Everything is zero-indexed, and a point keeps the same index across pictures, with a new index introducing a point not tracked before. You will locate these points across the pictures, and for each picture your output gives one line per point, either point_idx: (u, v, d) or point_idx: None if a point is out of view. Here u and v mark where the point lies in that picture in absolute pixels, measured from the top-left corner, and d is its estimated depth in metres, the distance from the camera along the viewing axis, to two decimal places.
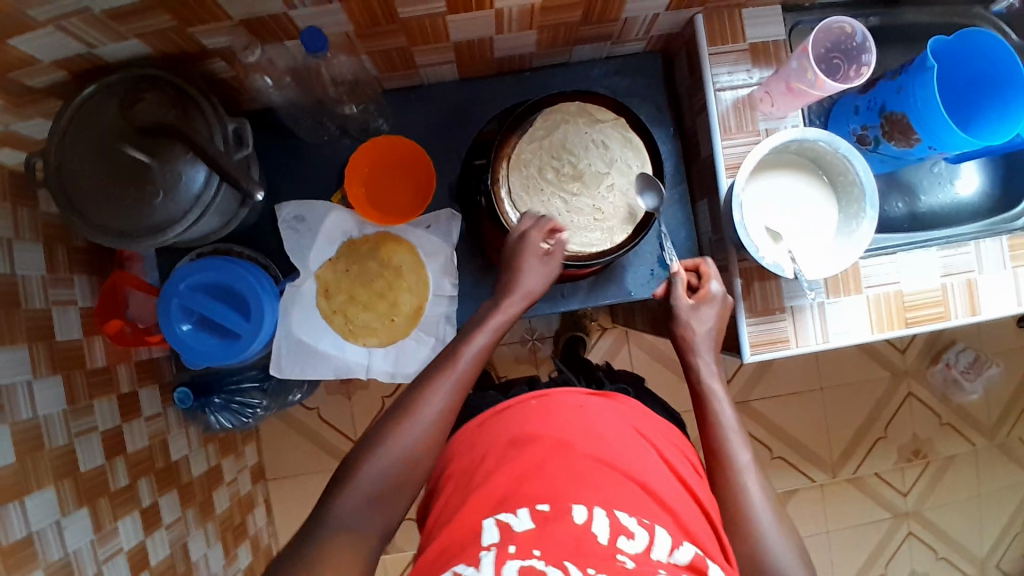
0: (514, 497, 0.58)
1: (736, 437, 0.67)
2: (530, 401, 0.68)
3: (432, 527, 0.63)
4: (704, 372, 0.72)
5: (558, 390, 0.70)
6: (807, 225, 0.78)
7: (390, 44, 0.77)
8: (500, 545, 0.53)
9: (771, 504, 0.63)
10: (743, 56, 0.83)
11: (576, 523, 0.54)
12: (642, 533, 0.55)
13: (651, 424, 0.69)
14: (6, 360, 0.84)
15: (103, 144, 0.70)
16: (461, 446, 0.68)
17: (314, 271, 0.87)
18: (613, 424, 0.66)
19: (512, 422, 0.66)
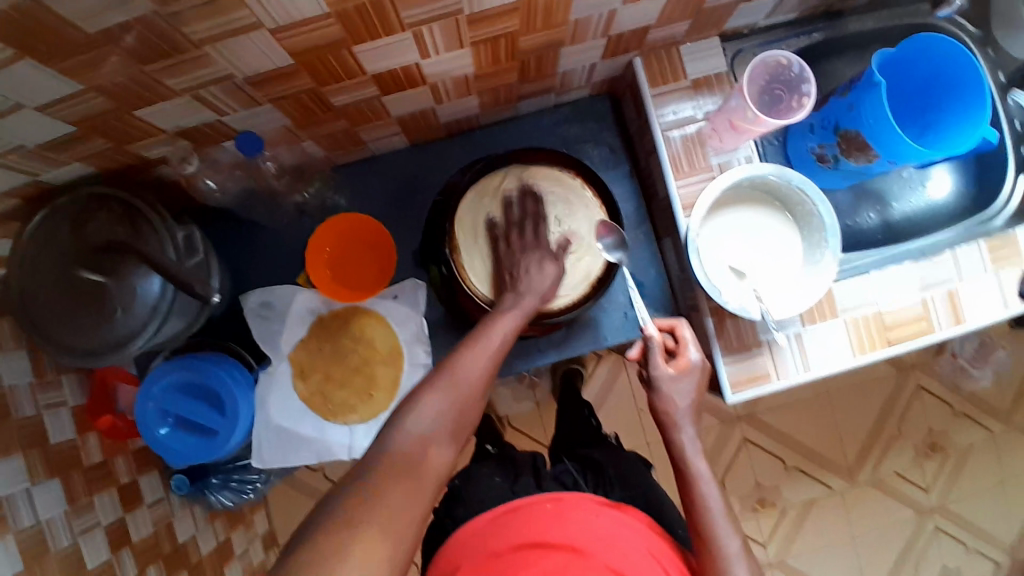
0: None
1: (724, 525, 0.71)
2: (546, 505, 0.75)
3: None
4: (690, 453, 0.74)
5: (571, 496, 0.77)
6: (770, 259, 0.77)
7: (331, 129, 0.77)
8: None
9: None
10: (688, 92, 0.81)
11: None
12: None
13: (646, 535, 0.75)
14: (2, 471, 0.84)
15: (58, 267, 0.70)
16: (465, 545, 0.75)
17: (286, 353, 0.88)
18: (623, 538, 0.73)
19: (527, 525, 0.73)
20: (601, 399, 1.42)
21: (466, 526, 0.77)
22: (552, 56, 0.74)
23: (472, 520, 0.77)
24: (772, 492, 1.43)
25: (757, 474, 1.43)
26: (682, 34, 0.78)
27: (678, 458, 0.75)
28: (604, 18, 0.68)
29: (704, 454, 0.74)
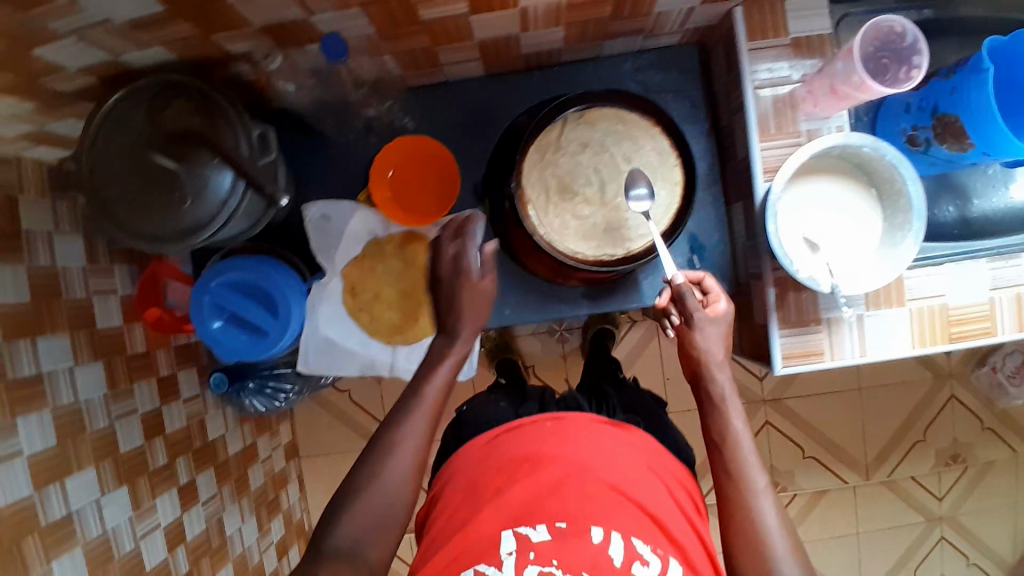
0: (534, 513, 0.71)
1: (754, 468, 0.67)
2: (547, 423, 0.82)
3: (444, 530, 0.77)
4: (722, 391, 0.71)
5: (575, 418, 0.83)
6: (849, 235, 0.75)
7: (415, 44, 0.75)
8: (520, 552, 0.68)
9: (785, 533, 0.63)
10: (785, 51, 0.78)
11: (594, 542, 0.68)
12: (655, 561, 0.68)
13: (649, 454, 0.81)
14: (45, 351, 0.93)
15: (134, 151, 0.70)
16: (473, 457, 0.83)
17: (340, 268, 0.89)
18: (627, 455, 0.79)
19: (531, 441, 0.80)
20: (630, 363, 1.43)
21: (474, 442, 0.86)
22: None
23: (485, 434, 0.85)
24: (784, 476, 1.44)
25: (773, 457, 1.43)
26: None
27: (707, 393, 0.71)
28: None
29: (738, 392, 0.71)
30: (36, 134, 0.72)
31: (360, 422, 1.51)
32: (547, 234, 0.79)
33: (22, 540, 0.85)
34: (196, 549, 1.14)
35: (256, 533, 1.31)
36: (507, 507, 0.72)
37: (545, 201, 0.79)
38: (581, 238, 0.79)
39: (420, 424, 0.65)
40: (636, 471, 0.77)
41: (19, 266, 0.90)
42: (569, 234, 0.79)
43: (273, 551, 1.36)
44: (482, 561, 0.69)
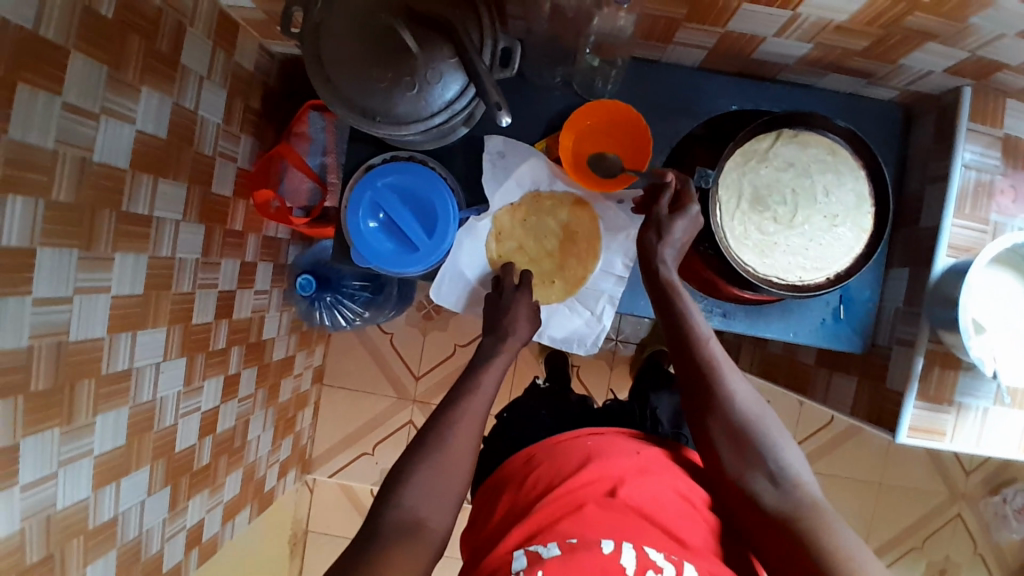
0: (550, 528, 0.65)
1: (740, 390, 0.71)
2: (586, 440, 0.79)
3: (487, 543, 0.73)
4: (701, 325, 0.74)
5: (613, 434, 0.81)
6: (1015, 329, 0.75)
7: (667, 12, 0.72)
8: (527, 571, 0.60)
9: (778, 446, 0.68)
10: (996, 143, 0.79)
11: (603, 552, 0.61)
12: (670, 568, 0.61)
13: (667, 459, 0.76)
14: (165, 194, 0.86)
15: (376, 20, 0.66)
16: (516, 471, 0.79)
17: (495, 208, 0.86)
18: (659, 470, 0.73)
19: (570, 454, 0.76)
20: None
21: (521, 456, 0.81)
22: (911, 45, 0.71)
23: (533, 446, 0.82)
24: None
25: None
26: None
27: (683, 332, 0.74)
28: (991, 36, 0.67)
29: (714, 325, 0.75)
30: None
31: (396, 368, 1.47)
32: (726, 238, 0.78)
33: (79, 382, 0.77)
34: (220, 443, 1.09)
35: (269, 445, 1.27)
36: (533, 523, 0.66)
37: (734, 207, 0.78)
38: (756, 252, 0.78)
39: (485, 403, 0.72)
40: (671, 494, 0.70)
41: (166, 98, 0.84)
42: (748, 244, 0.78)
43: (274, 469, 1.31)
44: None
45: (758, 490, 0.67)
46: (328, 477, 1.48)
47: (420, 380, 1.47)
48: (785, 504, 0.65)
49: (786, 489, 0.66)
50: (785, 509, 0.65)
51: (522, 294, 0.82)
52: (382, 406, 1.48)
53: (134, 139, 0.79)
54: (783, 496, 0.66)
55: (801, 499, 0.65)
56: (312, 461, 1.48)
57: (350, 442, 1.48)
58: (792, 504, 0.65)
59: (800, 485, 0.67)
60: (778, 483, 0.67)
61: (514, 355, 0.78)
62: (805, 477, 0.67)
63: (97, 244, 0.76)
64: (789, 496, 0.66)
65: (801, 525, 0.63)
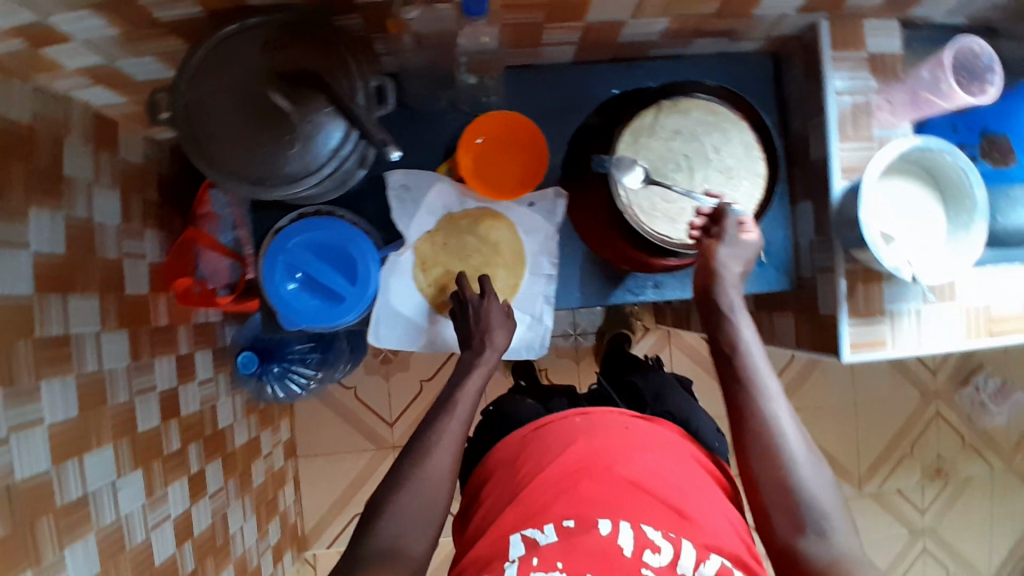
0: (547, 511, 0.70)
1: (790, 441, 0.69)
2: (576, 420, 0.82)
3: (479, 524, 0.77)
4: (759, 369, 0.73)
5: (602, 411, 0.84)
6: (920, 231, 0.79)
7: (524, 18, 0.74)
8: (526, 556, 0.67)
9: (832, 504, 0.67)
10: (863, 65, 0.83)
11: (601, 534, 0.67)
12: (667, 547, 0.66)
13: (694, 471, 0.78)
14: (78, 308, 0.83)
15: (244, 88, 0.67)
16: (508, 457, 0.82)
17: (413, 240, 0.87)
18: (651, 444, 0.78)
19: (561, 436, 0.79)
20: None
21: (509, 442, 0.84)
22: None
23: (521, 432, 0.83)
24: None
25: None
26: (874, 8, 0.80)
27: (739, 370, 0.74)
28: None
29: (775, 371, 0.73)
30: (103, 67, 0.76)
31: (366, 419, 1.45)
32: (636, 214, 0.81)
33: (37, 521, 0.74)
34: (202, 545, 1.05)
35: (256, 533, 1.22)
36: (530, 505, 0.72)
37: (636, 183, 0.81)
38: (666, 221, 0.82)
39: (448, 431, 0.72)
40: (662, 467, 0.75)
41: (57, 213, 0.81)
42: (657, 216, 0.82)
43: (268, 555, 1.26)
44: (491, 568, 0.69)
45: (803, 545, 0.66)
46: (327, 549, 1.44)
47: (394, 426, 1.45)
48: (829, 556, 0.64)
49: (831, 541, 0.65)
50: (823, 562, 0.64)
51: (490, 302, 0.82)
52: (362, 462, 1.45)
53: (33, 263, 0.76)
54: (828, 549, 0.65)
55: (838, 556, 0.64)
56: (306, 538, 1.43)
57: (340, 506, 1.44)
58: (832, 555, 0.64)
59: (843, 539, 0.66)
60: (822, 538, 0.65)
61: (491, 370, 0.79)
62: (846, 532, 0.66)
63: (19, 378, 0.73)
64: (833, 551, 0.65)
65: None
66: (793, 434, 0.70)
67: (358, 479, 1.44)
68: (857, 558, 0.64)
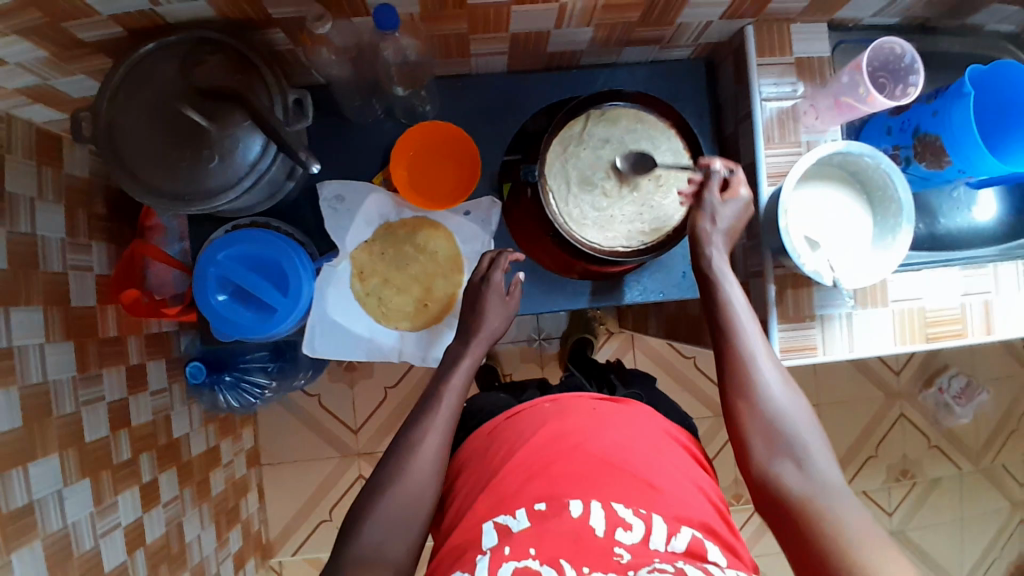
0: (518, 494, 0.69)
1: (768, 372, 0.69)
2: (545, 405, 0.81)
3: (451, 522, 0.75)
4: (743, 318, 0.72)
5: (570, 396, 0.83)
6: (846, 236, 0.80)
7: (450, 29, 0.75)
8: (497, 547, 0.65)
9: (809, 431, 0.67)
10: (790, 69, 0.84)
11: (573, 516, 0.66)
12: (638, 524, 0.65)
13: (676, 454, 0.77)
14: (20, 321, 0.84)
15: (163, 106, 0.68)
16: (481, 449, 0.80)
17: (349, 250, 0.88)
18: (620, 424, 0.77)
19: (529, 424, 0.79)
20: None
21: (479, 435, 0.83)
22: (678, 4, 0.76)
23: (472, 437, 0.83)
24: None
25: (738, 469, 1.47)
26: (797, 11, 0.81)
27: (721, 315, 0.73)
28: None
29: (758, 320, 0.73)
30: (39, 87, 0.76)
31: (331, 426, 1.46)
32: (566, 223, 0.81)
33: None
34: (155, 554, 1.05)
35: (215, 542, 1.23)
36: (502, 492, 0.70)
37: (565, 192, 0.82)
38: (597, 229, 0.82)
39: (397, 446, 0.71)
40: (633, 445, 0.74)
41: None
42: (587, 224, 0.82)
43: (229, 563, 1.27)
44: (463, 561, 0.66)
45: (779, 474, 0.65)
46: (292, 557, 1.45)
47: (359, 433, 1.46)
48: (805, 489, 0.64)
49: (812, 473, 0.65)
50: (799, 493, 0.64)
51: (488, 287, 0.82)
52: (328, 469, 1.46)
53: None
54: (807, 481, 0.64)
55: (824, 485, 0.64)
56: (270, 546, 1.45)
57: (304, 515, 1.45)
58: (811, 489, 0.64)
59: (824, 468, 0.65)
60: (803, 470, 0.65)
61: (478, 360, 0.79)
62: (829, 461, 0.66)
63: None
64: (813, 483, 0.64)
65: (811, 510, 0.62)
66: (774, 372, 0.70)
67: (323, 486, 1.45)
68: (838, 488, 0.63)
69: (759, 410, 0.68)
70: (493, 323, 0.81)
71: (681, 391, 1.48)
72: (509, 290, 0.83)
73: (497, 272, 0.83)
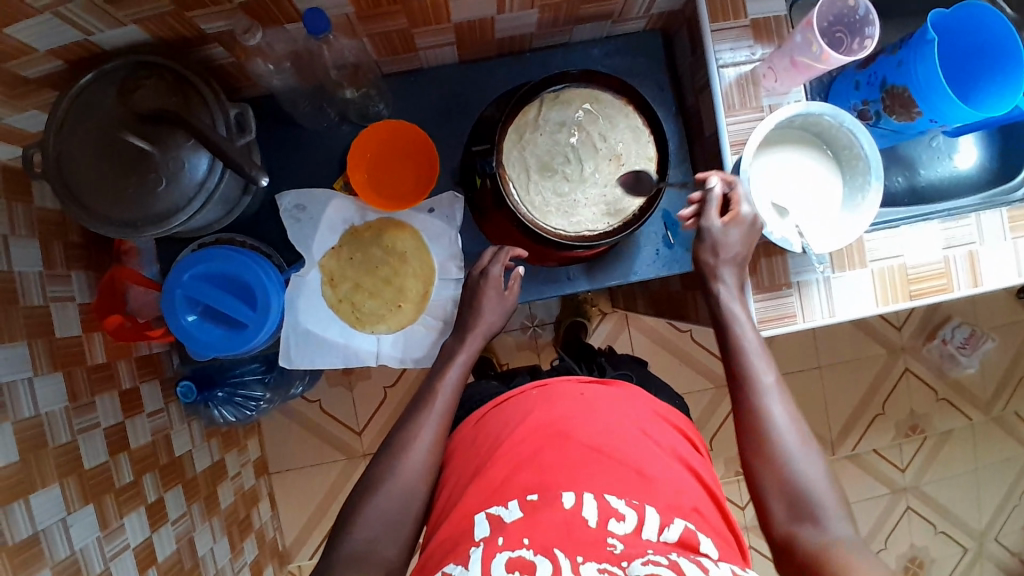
0: (509, 485, 0.63)
1: (783, 428, 0.68)
2: (532, 392, 0.73)
3: (436, 520, 0.67)
4: (758, 370, 0.71)
5: (559, 379, 0.75)
6: (814, 200, 0.78)
7: (388, 26, 0.73)
8: (489, 538, 0.57)
9: (827, 486, 0.65)
10: (746, 32, 0.81)
11: (565, 507, 0.59)
12: (631, 514, 0.59)
13: (662, 430, 0.71)
14: (5, 357, 0.82)
15: (105, 134, 0.68)
16: (467, 445, 0.72)
17: (317, 258, 0.88)
18: (610, 409, 0.70)
19: (514, 412, 0.71)
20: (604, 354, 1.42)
21: (463, 431, 0.75)
22: None
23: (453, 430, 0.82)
24: None
25: None
26: None
27: (737, 368, 0.72)
28: None
29: (774, 370, 0.71)
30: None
31: (334, 429, 1.47)
32: (530, 212, 0.80)
33: None
34: (168, 571, 1.04)
35: (229, 553, 1.23)
36: (490, 483, 0.63)
37: (526, 180, 0.80)
38: (562, 214, 0.80)
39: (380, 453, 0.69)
40: (625, 429, 0.68)
41: None
42: (552, 211, 0.80)
43: (246, 572, 1.29)
44: (455, 554, 0.58)
45: (796, 530, 0.64)
46: (310, 559, 1.47)
47: (363, 434, 1.47)
48: (825, 545, 0.62)
49: (829, 530, 0.63)
50: (816, 546, 0.62)
51: (486, 281, 0.81)
52: (335, 472, 1.47)
53: None
54: (825, 538, 0.62)
55: (840, 542, 0.62)
56: (288, 551, 1.47)
57: (317, 518, 1.47)
58: (830, 545, 0.62)
59: (841, 527, 0.63)
60: (818, 528, 0.63)
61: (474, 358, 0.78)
62: (845, 520, 0.64)
63: None
64: (831, 540, 0.62)
65: (829, 564, 0.60)
66: (788, 424, 0.68)
67: (333, 489, 1.47)
68: (857, 547, 0.61)
69: (778, 466, 0.66)
70: (490, 319, 0.80)
71: (680, 364, 1.45)
72: (509, 285, 0.82)
73: (496, 265, 0.81)
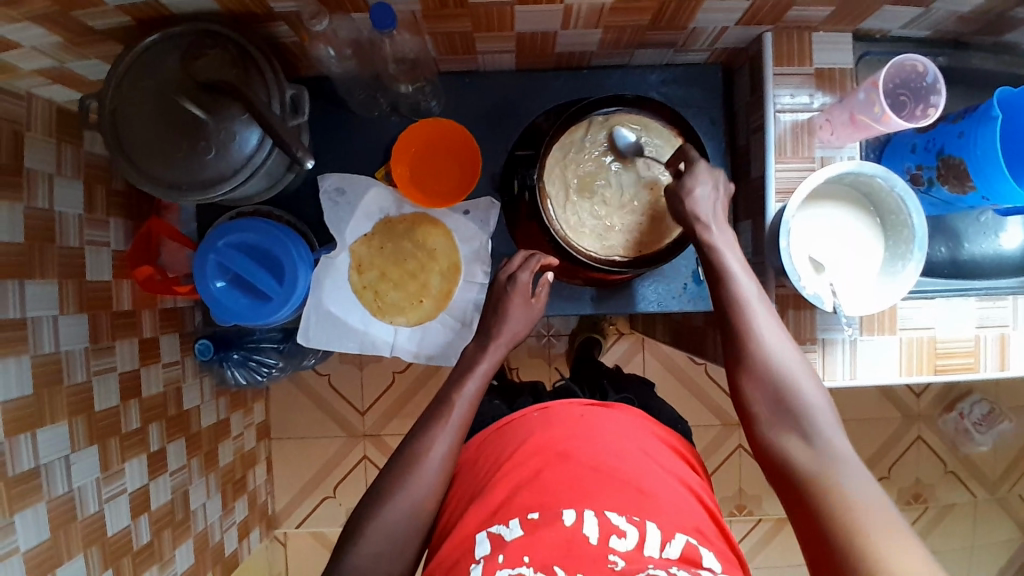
0: (509, 504, 0.63)
1: (776, 345, 0.64)
2: (534, 413, 0.73)
3: (440, 535, 0.68)
4: (746, 293, 0.68)
5: (564, 402, 0.74)
6: (854, 259, 0.77)
7: (453, 27, 0.73)
8: (490, 557, 0.59)
9: (824, 399, 0.61)
10: (808, 80, 0.80)
11: (566, 525, 0.60)
12: (632, 531, 0.59)
13: (659, 448, 0.71)
14: (34, 294, 0.84)
15: (164, 96, 0.70)
16: (470, 467, 0.72)
17: (348, 243, 0.89)
18: (613, 430, 0.70)
19: (516, 434, 0.71)
20: None
21: (468, 453, 0.75)
22: (689, 10, 0.73)
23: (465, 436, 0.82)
24: (751, 500, 1.46)
25: (742, 481, 1.45)
26: (819, 20, 0.77)
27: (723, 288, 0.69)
28: None
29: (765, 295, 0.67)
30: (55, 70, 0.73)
31: (338, 406, 1.49)
32: (563, 230, 0.80)
33: None
34: (159, 520, 1.06)
35: (220, 510, 1.26)
36: (491, 502, 0.64)
37: (564, 198, 0.80)
38: (597, 237, 0.81)
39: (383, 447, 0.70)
40: (626, 449, 0.68)
41: (16, 205, 0.82)
42: (586, 233, 0.81)
43: (234, 531, 1.31)
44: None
45: (785, 447, 0.59)
46: (296, 528, 1.49)
47: (366, 415, 1.49)
48: (814, 466, 0.57)
49: (820, 446, 0.58)
50: (808, 467, 0.57)
51: (513, 287, 0.80)
52: (334, 447, 1.49)
53: None
54: (814, 456, 0.58)
55: (830, 455, 0.57)
56: (276, 517, 1.49)
57: (310, 489, 1.50)
58: (822, 463, 0.57)
59: (833, 437, 0.58)
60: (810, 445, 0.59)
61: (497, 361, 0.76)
62: (839, 435, 0.59)
63: None
64: (824, 455, 0.57)
65: (823, 483, 0.55)
66: (780, 343, 0.65)
67: (329, 464, 1.49)
68: (851, 460, 0.56)
69: (771, 386, 0.62)
70: (514, 330, 0.78)
71: (690, 397, 1.44)
72: (536, 293, 0.81)
73: (524, 272, 0.81)
